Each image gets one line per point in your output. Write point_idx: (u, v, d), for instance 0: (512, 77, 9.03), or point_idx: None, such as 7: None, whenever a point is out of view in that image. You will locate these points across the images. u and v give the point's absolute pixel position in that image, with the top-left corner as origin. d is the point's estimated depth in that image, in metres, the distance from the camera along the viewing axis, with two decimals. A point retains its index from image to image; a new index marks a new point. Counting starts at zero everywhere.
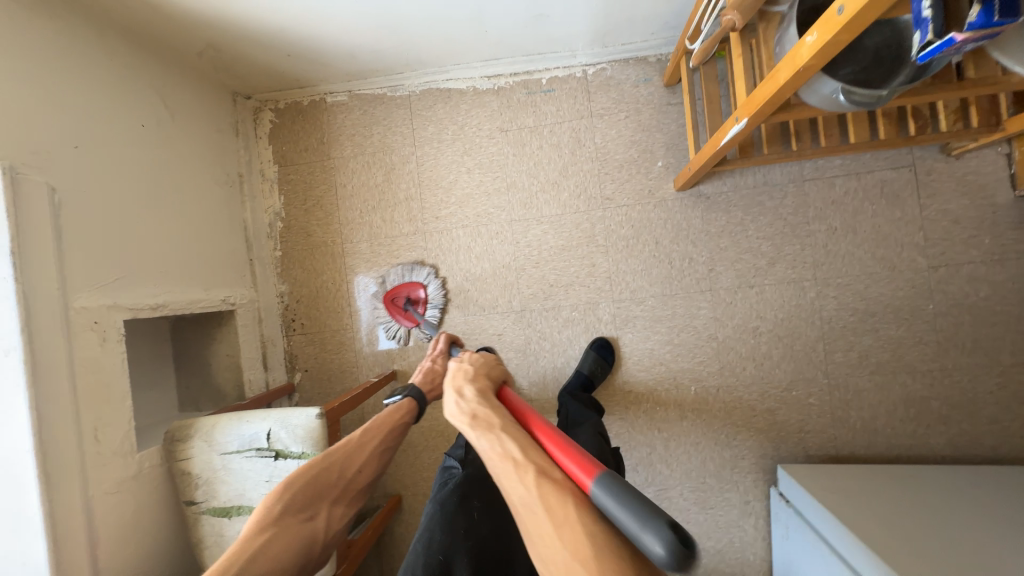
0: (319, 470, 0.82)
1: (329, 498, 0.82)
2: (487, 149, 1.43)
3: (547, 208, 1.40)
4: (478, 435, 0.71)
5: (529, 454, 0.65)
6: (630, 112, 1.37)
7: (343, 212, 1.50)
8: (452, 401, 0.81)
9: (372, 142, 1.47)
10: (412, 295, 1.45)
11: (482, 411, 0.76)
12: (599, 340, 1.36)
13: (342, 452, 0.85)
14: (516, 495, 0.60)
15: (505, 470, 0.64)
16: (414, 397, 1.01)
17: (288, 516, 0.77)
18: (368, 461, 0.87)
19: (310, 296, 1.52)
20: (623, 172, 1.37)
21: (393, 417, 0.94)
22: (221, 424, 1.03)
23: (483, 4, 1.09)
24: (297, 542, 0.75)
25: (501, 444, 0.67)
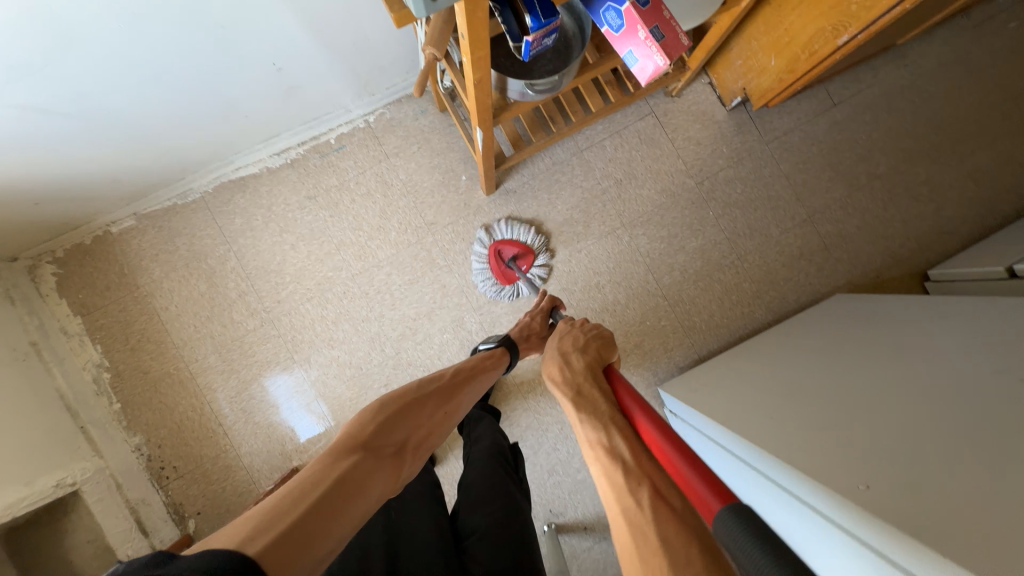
0: (413, 403, 0.87)
1: (416, 433, 0.84)
2: (303, 219, 1.44)
3: (381, 252, 1.45)
4: (587, 430, 0.76)
5: (642, 461, 0.67)
6: (421, 142, 1.47)
7: (176, 334, 1.39)
8: (561, 388, 0.88)
9: (181, 255, 1.40)
10: (515, 253, 1.43)
11: (592, 411, 0.79)
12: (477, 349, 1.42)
13: (433, 393, 0.91)
14: (618, 504, 0.63)
15: (610, 473, 0.67)
16: (507, 352, 1.10)
17: (379, 437, 0.78)
18: (451, 407, 0.93)
19: (172, 435, 1.38)
20: (436, 196, 1.47)
21: (479, 364, 1.03)
22: None
23: (226, 96, 1.11)
24: (387, 465, 0.75)
25: (616, 447, 0.70)
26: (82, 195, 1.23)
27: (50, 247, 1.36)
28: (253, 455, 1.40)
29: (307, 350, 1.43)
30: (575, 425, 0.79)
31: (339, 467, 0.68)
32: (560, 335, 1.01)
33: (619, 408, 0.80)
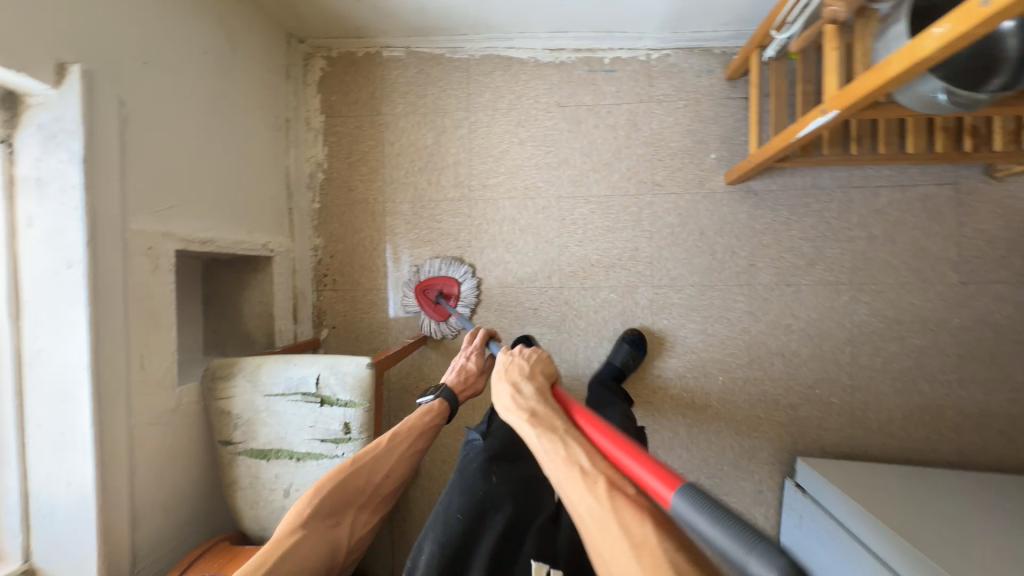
0: (350, 475, 0.81)
1: (354, 504, 0.82)
2: (542, 123, 1.42)
3: (596, 187, 1.41)
4: (539, 441, 0.71)
5: (595, 465, 0.64)
6: (689, 100, 1.37)
7: (388, 170, 1.47)
8: (504, 398, 0.82)
9: (425, 103, 1.45)
10: (445, 288, 1.43)
11: (536, 419, 0.75)
12: (633, 335, 1.36)
13: (370, 458, 0.85)
14: (584, 503, 0.59)
15: (573, 478, 0.62)
16: (448, 399, 1.00)
17: (314, 521, 0.76)
18: (395, 465, 0.87)
19: (345, 252, 1.49)
20: (675, 160, 1.38)
21: (422, 418, 0.94)
22: (267, 365, 1.02)
23: None
24: (322, 549, 0.76)
25: (570, 451, 0.67)
26: (386, 11, 1.28)
27: (329, 45, 1.46)
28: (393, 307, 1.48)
29: (484, 241, 1.45)
30: (528, 441, 0.73)
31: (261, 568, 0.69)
32: (499, 365, 0.90)
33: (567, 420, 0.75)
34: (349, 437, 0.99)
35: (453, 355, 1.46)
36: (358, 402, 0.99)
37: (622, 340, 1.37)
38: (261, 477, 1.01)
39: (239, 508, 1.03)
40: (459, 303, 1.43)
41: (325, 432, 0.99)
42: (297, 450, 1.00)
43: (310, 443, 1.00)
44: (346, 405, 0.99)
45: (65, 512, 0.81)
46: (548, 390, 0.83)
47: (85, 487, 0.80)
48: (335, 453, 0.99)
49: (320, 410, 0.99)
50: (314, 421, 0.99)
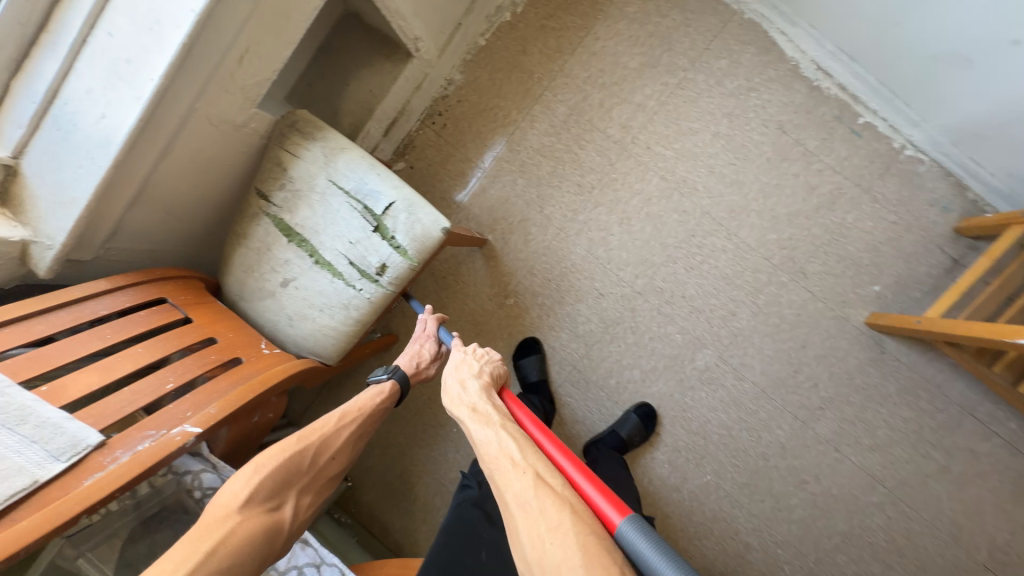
0: (292, 459, 0.71)
1: (298, 487, 0.72)
2: (750, 131, 1.21)
3: (746, 230, 1.23)
4: (480, 427, 0.68)
5: (528, 458, 0.62)
6: (901, 221, 1.17)
7: (572, 60, 1.26)
8: (450, 383, 0.76)
9: (659, 23, 1.23)
10: None
11: (482, 409, 0.71)
12: (642, 409, 1.25)
13: (317, 439, 0.75)
14: (513, 492, 0.59)
15: (506, 469, 0.61)
16: (402, 382, 0.88)
17: (251, 504, 0.67)
18: (342, 447, 0.78)
19: (473, 107, 1.32)
20: (839, 265, 1.19)
21: (375, 399, 0.84)
22: (351, 155, 0.87)
23: None
24: (258, 538, 0.66)
25: (502, 436, 0.65)
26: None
27: None
28: (468, 189, 1.33)
29: (604, 197, 1.28)
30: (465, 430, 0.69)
31: (191, 559, 0.60)
32: (449, 357, 0.82)
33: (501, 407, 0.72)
34: (376, 281, 0.87)
35: (496, 275, 1.33)
36: (409, 255, 0.86)
37: (629, 411, 1.26)
38: (271, 252, 0.90)
39: (232, 263, 0.93)
40: None
41: (359, 259, 0.87)
42: (321, 255, 0.88)
43: (338, 257, 0.87)
44: (396, 251, 0.86)
45: (81, 139, 0.68)
46: (495, 387, 0.78)
47: (115, 133, 0.67)
48: (352, 283, 0.88)
49: (368, 236, 0.86)
50: (355, 241, 0.86)
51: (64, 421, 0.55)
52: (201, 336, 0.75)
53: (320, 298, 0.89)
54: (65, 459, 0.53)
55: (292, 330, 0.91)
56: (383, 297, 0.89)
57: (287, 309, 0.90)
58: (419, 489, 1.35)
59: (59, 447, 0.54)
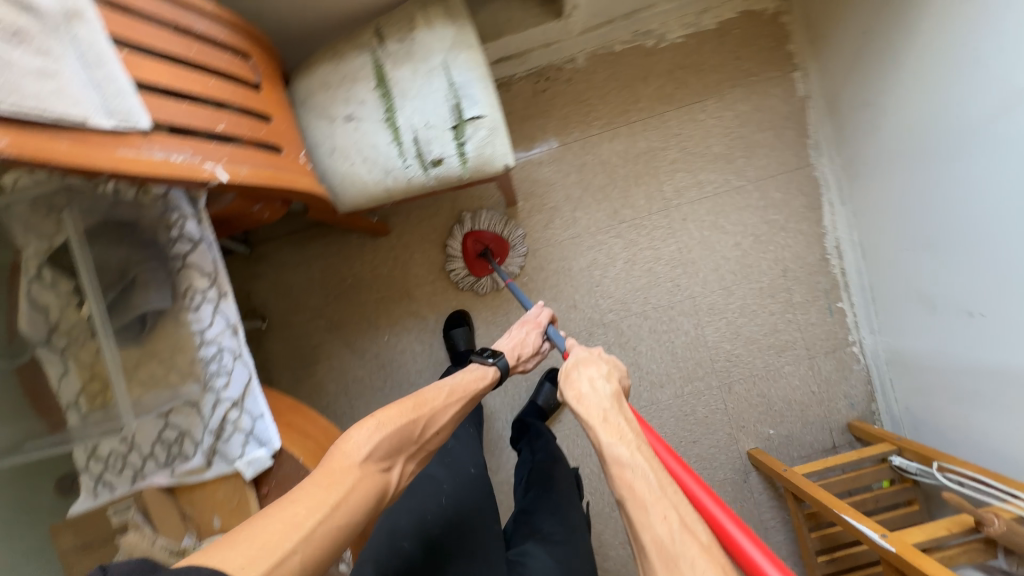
0: (405, 426, 0.70)
1: (405, 453, 0.70)
2: (763, 260, 1.37)
3: (711, 331, 1.38)
4: (613, 441, 0.66)
5: (667, 492, 0.59)
6: (818, 394, 1.37)
7: (674, 113, 1.37)
8: (582, 388, 0.77)
9: (755, 134, 1.36)
10: (493, 243, 1.36)
11: (616, 424, 0.69)
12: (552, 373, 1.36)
13: (428, 409, 0.75)
14: (653, 535, 0.55)
15: (641, 497, 0.58)
16: (505, 367, 0.92)
17: (369, 460, 0.64)
18: (446, 424, 0.78)
19: (575, 93, 1.37)
20: (757, 399, 1.38)
21: (476, 381, 0.87)
22: (473, 55, 0.91)
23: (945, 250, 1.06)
24: (371, 493, 0.62)
25: (639, 465, 0.62)
26: (866, 78, 1.17)
27: (797, 10, 1.33)
28: (527, 152, 1.39)
29: (626, 235, 1.39)
30: (597, 448, 0.67)
31: (318, 506, 0.56)
32: (571, 355, 0.84)
33: (641, 435, 0.68)
34: (425, 168, 0.92)
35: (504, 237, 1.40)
36: (466, 167, 0.92)
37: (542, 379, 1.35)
38: (354, 86, 0.92)
39: (313, 72, 0.94)
40: (503, 264, 1.37)
41: (423, 141, 0.91)
42: (394, 116, 0.91)
43: (407, 128, 0.91)
44: (459, 155, 0.91)
45: None
46: (624, 400, 0.76)
47: None
48: (404, 157, 0.91)
49: (444, 128, 0.90)
50: (431, 125, 0.90)
51: (127, 92, 0.56)
52: (260, 110, 0.77)
53: (368, 150, 0.92)
54: (111, 121, 0.54)
55: (326, 160, 0.93)
56: (421, 185, 0.94)
57: (334, 140, 0.93)
58: (322, 366, 1.44)
59: (115, 108, 0.54)
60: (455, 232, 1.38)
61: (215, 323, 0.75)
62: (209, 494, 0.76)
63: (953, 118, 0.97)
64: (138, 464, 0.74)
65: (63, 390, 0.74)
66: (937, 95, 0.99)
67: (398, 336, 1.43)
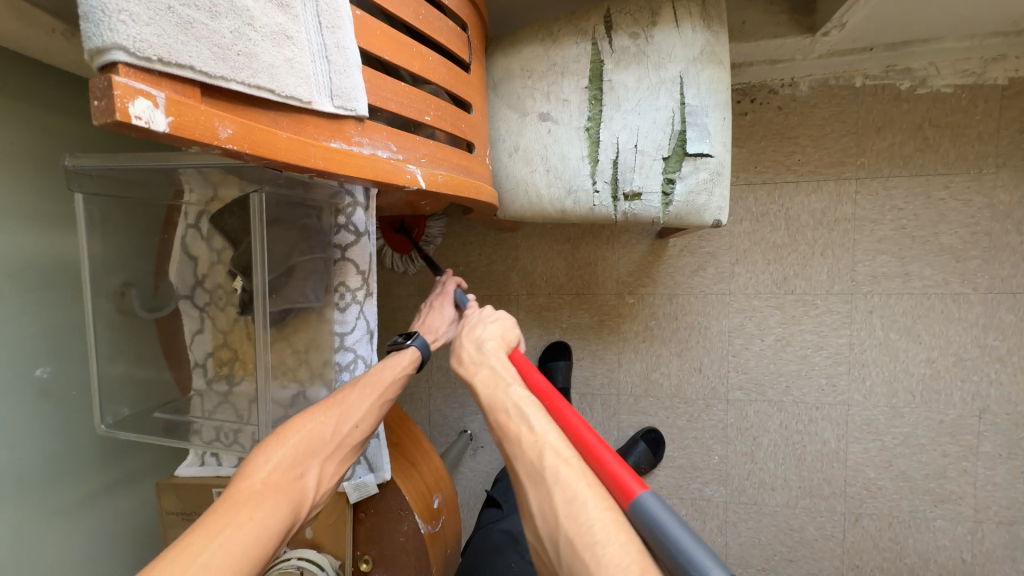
0: (312, 428, 0.58)
1: (322, 454, 0.59)
2: (957, 390, 1.09)
3: (857, 449, 1.14)
4: (489, 388, 0.61)
5: (533, 425, 0.54)
6: (970, 565, 1.11)
7: (904, 182, 1.08)
8: (463, 348, 0.68)
9: (1007, 234, 1.04)
10: (410, 222, 1.16)
11: (493, 371, 0.63)
12: (650, 435, 1.23)
13: (330, 401, 0.61)
14: (524, 461, 0.52)
15: (514, 431, 0.54)
16: (425, 348, 0.73)
17: (275, 476, 0.54)
18: (369, 416, 0.63)
19: (782, 126, 1.12)
20: (886, 544, 1.14)
21: (401, 366, 0.69)
22: (718, 74, 0.72)
23: None
24: (283, 506, 0.52)
25: (505, 402, 0.57)
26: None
27: None
28: None
29: (788, 309, 1.15)
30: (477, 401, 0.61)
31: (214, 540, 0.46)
32: (464, 316, 0.76)
33: (511, 375, 0.62)
34: (615, 199, 0.76)
35: (641, 270, 1.23)
36: (664, 211, 0.75)
37: (636, 437, 1.23)
38: (560, 79, 0.76)
39: (514, 50, 0.78)
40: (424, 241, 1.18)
41: (624, 168, 0.74)
42: (598, 130, 0.75)
43: (610, 147, 0.74)
44: (662, 195, 0.74)
45: None
46: (509, 345, 0.69)
47: None
48: (596, 180, 0.76)
49: (655, 159, 0.73)
50: (640, 151, 0.73)
51: (355, 66, 0.44)
52: (465, 97, 0.64)
53: (556, 160, 0.77)
54: (332, 105, 0.43)
55: (503, 158, 0.80)
56: (602, 216, 0.78)
57: (520, 139, 0.78)
58: None
59: (338, 87, 0.43)
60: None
61: (356, 329, 0.66)
62: None
63: None
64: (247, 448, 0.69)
65: (194, 348, 0.70)
66: None
67: None
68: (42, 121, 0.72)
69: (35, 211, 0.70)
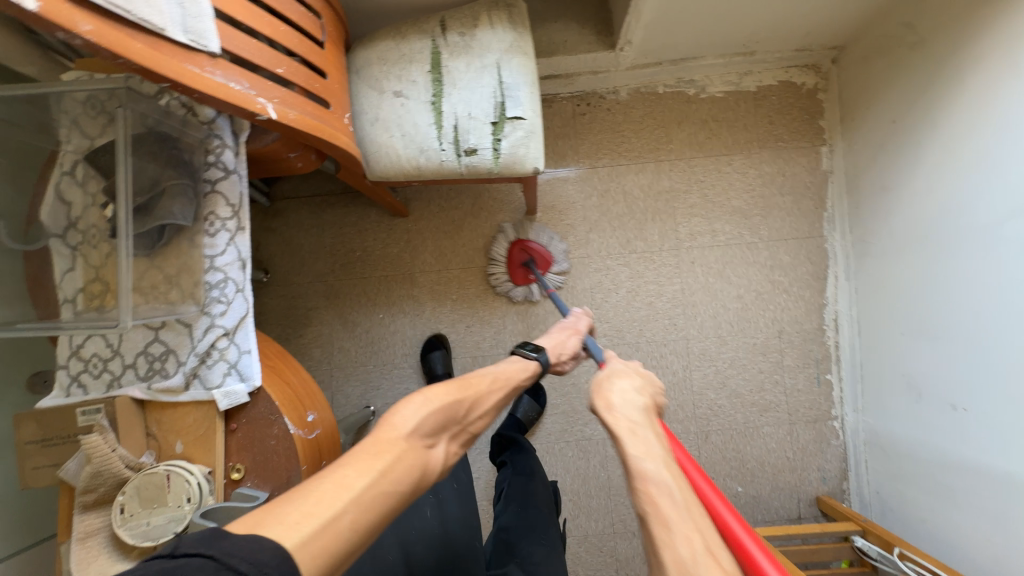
0: (450, 404, 0.70)
1: (449, 433, 0.69)
2: (761, 317, 1.39)
3: (699, 376, 1.38)
4: (639, 455, 0.59)
5: (696, 514, 0.52)
6: (793, 461, 1.36)
7: (702, 161, 1.41)
8: (611, 396, 0.71)
9: (773, 196, 1.40)
10: (541, 258, 1.36)
11: (643, 433, 0.63)
12: (531, 386, 1.38)
13: (468, 393, 0.74)
14: (673, 552, 0.49)
15: (666, 512, 0.52)
16: (545, 365, 0.91)
17: (415, 436, 0.63)
18: (488, 410, 0.77)
19: (611, 122, 1.43)
20: (731, 454, 1.37)
21: (519, 373, 0.86)
22: (526, 61, 0.96)
23: (935, 343, 1.08)
24: (418, 464, 0.61)
25: (666, 480, 0.56)
26: (890, 163, 1.19)
27: (833, 89, 1.39)
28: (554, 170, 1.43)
29: (634, 265, 1.41)
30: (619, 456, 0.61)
31: (365, 476, 0.54)
32: (610, 365, 0.80)
33: (668, 451, 0.61)
34: (458, 155, 0.96)
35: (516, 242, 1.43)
36: (497, 162, 0.96)
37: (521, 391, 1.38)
38: (409, 65, 0.96)
39: (373, 45, 0.98)
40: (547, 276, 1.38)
41: (463, 130, 0.95)
42: (440, 102, 0.95)
43: (450, 115, 0.95)
44: (493, 150, 0.95)
45: None
46: (655, 415, 0.70)
47: None
48: (441, 141, 0.95)
49: (485, 122, 0.94)
50: (474, 117, 0.94)
51: (208, 16, 0.60)
52: (320, 65, 0.81)
53: (409, 127, 0.96)
54: (185, 37, 0.57)
55: (367, 128, 0.97)
56: (451, 170, 0.97)
57: (379, 111, 0.96)
58: (312, 330, 1.44)
59: (192, 26, 0.58)
60: (498, 241, 1.40)
61: (227, 253, 0.76)
62: (177, 417, 0.75)
63: (962, 222, 1.00)
64: (117, 372, 0.75)
65: (64, 285, 0.75)
66: (951, 183, 1.02)
67: (392, 317, 1.43)
68: None
69: None
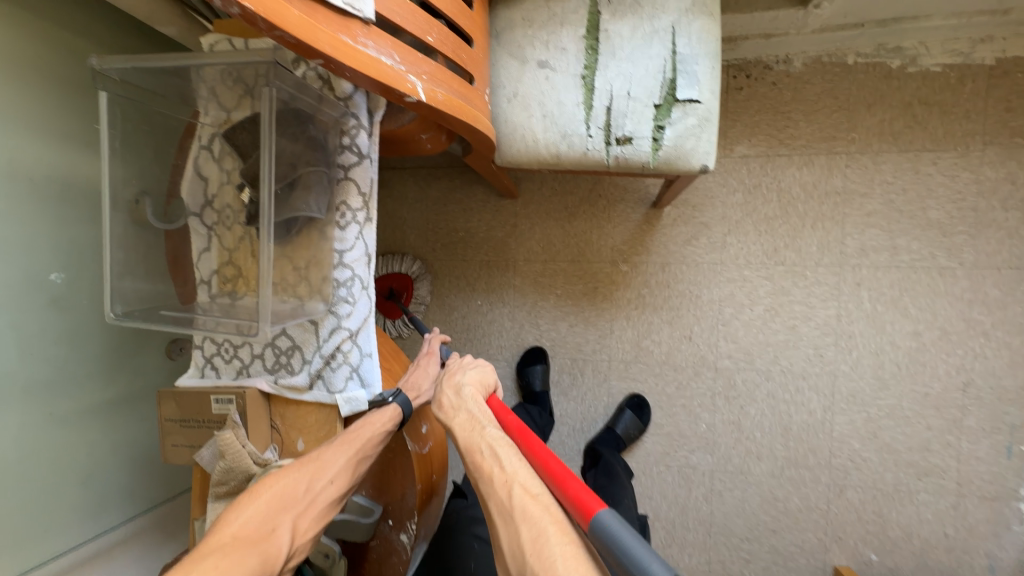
0: (284, 484, 0.63)
1: (294, 512, 0.62)
2: (941, 362, 1.11)
3: (843, 420, 1.16)
4: (466, 432, 0.63)
5: (508, 470, 0.57)
6: (952, 540, 1.12)
7: (894, 157, 1.11)
8: (444, 394, 0.71)
9: (992, 209, 1.07)
10: (398, 287, 1.31)
11: (470, 415, 0.66)
12: (634, 401, 1.24)
13: (308, 461, 0.65)
14: (496, 502, 0.55)
15: (487, 471, 0.58)
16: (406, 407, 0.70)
17: (246, 531, 0.58)
18: (339, 476, 0.66)
19: (776, 101, 1.16)
20: (869, 515, 1.15)
21: (384, 424, 0.69)
22: (710, 26, 0.75)
23: None
24: (250, 560, 0.56)
25: (476, 452, 0.60)
26: None
27: None
28: None
29: (778, 279, 1.18)
30: None
31: None
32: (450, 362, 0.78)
33: (480, 422, 0.65)
34: (608, 144, 0.79)
35: (636, 239, 1.26)
36: (653, 156, 0.78)
37: (623, 405, 1.25)
38: (560, 30, 0.80)
39: (518, 2, 0.82)
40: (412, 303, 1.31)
41: (618, 114, 0.78)
42: (593, 77, 0.78)
43: (604, 94, 0.78)
44: (652, 140, 0.77)
45: None
46: (487, 392, 0.72)
47: None
48: (590, 125, 0.79)
49: (647, 105, 0.77)
50: (633, 97, 0.77)
51: None
52: (467, 30, 0.68)
53: (553, 106, 0.80)
54: (341, 1, 0.47)
55: (503, 104, 0.83)
56: (595, 161, 0.82)
57: (519, 85, 0.82)
58: None
59: None
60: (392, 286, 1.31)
61: (356, 248, 0.69)
62: (300, 415, 0.73)
63: None
64: (246, 360, 0.73)
65: (201, 265, 0.73)
66: None
67: (490, 305, 1.35)
68: (71, 47, 0.81)
69: (58, 127, 0.81)
